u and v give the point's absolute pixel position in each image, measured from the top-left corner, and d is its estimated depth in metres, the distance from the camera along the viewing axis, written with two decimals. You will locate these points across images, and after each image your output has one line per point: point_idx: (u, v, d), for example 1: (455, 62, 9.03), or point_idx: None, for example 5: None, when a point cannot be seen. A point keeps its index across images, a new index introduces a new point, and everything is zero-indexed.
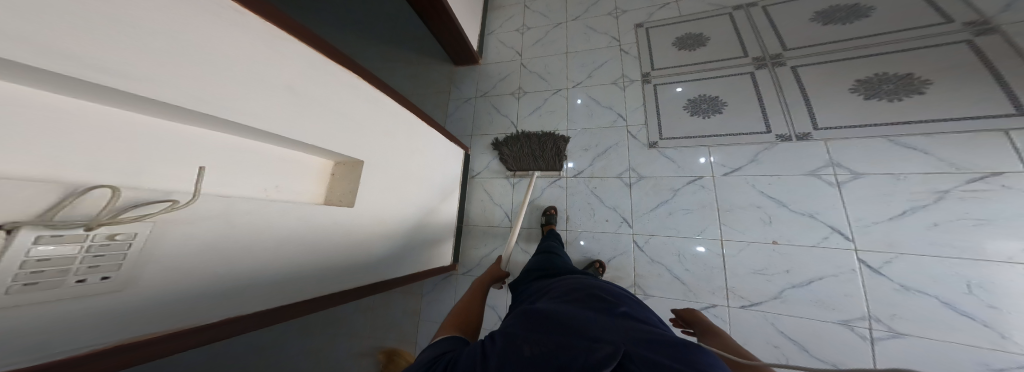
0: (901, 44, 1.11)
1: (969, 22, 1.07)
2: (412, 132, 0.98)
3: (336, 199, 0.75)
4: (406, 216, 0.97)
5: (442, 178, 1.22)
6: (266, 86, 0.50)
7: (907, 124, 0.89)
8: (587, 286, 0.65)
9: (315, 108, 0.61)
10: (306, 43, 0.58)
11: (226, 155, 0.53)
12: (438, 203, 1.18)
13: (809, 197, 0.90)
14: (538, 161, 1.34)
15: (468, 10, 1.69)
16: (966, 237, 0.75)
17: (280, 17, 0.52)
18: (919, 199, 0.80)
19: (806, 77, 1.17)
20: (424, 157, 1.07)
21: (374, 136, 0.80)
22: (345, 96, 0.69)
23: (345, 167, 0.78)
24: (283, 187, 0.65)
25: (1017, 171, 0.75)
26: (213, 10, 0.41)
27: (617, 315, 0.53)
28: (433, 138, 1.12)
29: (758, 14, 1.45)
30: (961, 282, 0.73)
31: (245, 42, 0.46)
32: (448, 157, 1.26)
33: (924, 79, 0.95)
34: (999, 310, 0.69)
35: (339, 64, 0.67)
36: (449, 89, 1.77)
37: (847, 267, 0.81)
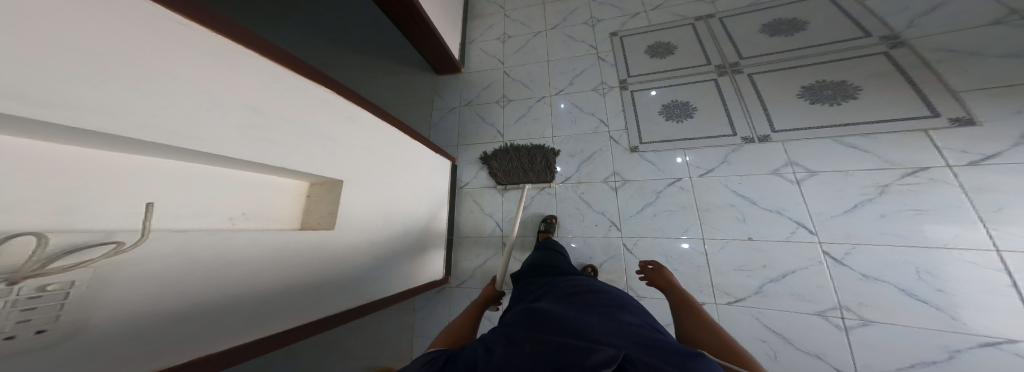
0: (835, 55, 1.26)
1: (885, 36, 1.24)
2: (395, 145, 0.93)
3: (314, 222, 0.68)
4: (394, 233, 0.92)
5: (430, 191, 1.18)
6: (226, 105, 0.44)
7: (849, 126, 1.00)
8: (587, 289, 0.65)
9: (280, 125, 0.54)
10: (269, 58, 0.52)
11: (183, 185, 0.45)
12: (427, 217, 1.14)
13: (774, 194, 0.98)
14: (529, 173, 1.33)
15: (447, 19, 1.68)
16: (908, 226, 0.81)
17: (237, 30, 0.47)
18: (867, 193, 0.87)
19: (762, 84, 1.29)
20: (409, 171, 1.02)
21: (354, 151, 0.74)
22: (318, 111, 0.63)
23: (323, 188, 0.71)
24: (252, 213, 0.57)
25: (939, 166, 0.83)
26: (151, 22, 0.35)
27: (616, 315, 0.53)
28: (417, 151, 1.07)
29: (717, 26, 1.59)
30: (912, 269, 0.78)
31: (199, 58, 0.40)
32: (434, 169, 1.22)
33: (857, 86, 1.10)
34: (948, 294, 0.74)
35: (309, 79, 0.61)
36: (431, 98, 1.73)
37: (815, 260, 0.85)
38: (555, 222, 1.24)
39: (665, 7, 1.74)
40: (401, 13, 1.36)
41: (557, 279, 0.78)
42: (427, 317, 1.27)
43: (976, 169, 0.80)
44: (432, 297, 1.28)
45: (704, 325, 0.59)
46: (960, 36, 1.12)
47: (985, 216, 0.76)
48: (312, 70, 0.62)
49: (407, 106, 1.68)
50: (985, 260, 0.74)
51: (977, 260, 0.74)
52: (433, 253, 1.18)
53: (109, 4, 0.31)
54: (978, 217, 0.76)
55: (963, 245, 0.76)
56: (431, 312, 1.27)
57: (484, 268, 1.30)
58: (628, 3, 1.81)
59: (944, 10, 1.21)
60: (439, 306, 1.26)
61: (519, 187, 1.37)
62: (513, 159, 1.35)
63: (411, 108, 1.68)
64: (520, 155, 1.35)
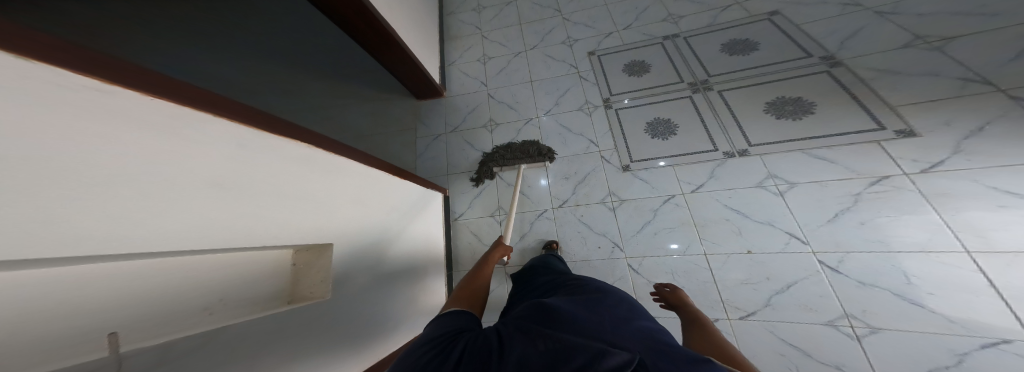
0: (787, 73, 1.42)
1: (823, 56, 1.43)
2: (382, 192, 0.88)
3: (308, 292, 0.68)
4: (380, 281, 0.87)
5: (421, 228, 1.12)
6: (138, 181, 0.33)
7: (815, 139, 1.11)
8: (596, 288, 0.64)
9: (269, 208, 0.53)
10: (210, 114, 0.40)
11: (168, 284, 0.44)
12: (416, 257, 1.07)
13: (763, 207, 1.04)
14: (521, 158, 1.38)
15: (423, 44, 1.65)
16: (886, 232, 0.88)
17: (169, 88, 0.35)
18: (843, 202, 0.95)
19: (732, 100, 1.40)
20: (396, 213, 0.95)
21: (331, 210, 0.69)
22: (285, 171, 0.56)
23: (309, 255, 0.70)
24: (231, 299, 0.54)
25: (897, 175, 0.94)
26: (81, 94, 0.26)
27: (627, 318, 0.52)
28: (404, 188, 1.01)
29: (683, 45, 1.72)
30: (900, 273, 0.84)
31: (122, 122, 0.30)
32: (422, 204, 1.15)
33: (811, 102, 1.24)
34: (935, 296, 0.80)
35: (262, 130, 0.49)
36: (413, 125, 1.67)
37: (813, 269, 0.90)
38: (557, 247, 1.22)
39: (635, 27, 1.86)
40: (373, 38, 1.31)
41: (564, 279, 0.77)
42: None
43: (928, 176, 0.91)
44: None
45: (709, 340, 0.59)
46: (882, 57, 1.31)
47: (958, 229, 0.83)
48: (258, 113, 0.50)
49: (389, 135, 1.61)
50: (953, 260, 0.81)
51: (950, 262, 0.81)
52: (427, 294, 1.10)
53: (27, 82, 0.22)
54: (942, 221, 0.85)
55: (938, 248, 0.83)
56: None
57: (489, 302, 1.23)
58: (601, 24, 1.91)
59: (865, 34, 1.42)
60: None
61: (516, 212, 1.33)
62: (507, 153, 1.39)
63: (393, 137, 1.61)
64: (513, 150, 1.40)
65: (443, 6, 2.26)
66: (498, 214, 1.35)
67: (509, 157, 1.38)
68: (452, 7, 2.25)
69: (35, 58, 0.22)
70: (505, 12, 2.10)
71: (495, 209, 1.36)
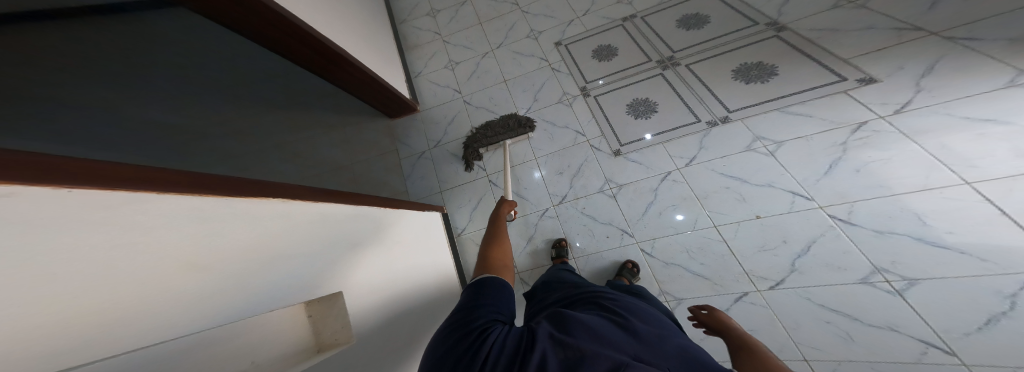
0: (742, 41, 1.48)
1: (768, 22, 1.51)
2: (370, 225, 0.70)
3: (332, 340, 0.58)
4: (400, 331, 0.70)
5: (428, 255, 0.98)
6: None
7: (789, 97, 1.14)
8: (614, 296, 0.56)
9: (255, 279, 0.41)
10: (80, 187, 0.23)
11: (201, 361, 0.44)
12: (434, 289, 0.93)
13: (759, 170, 1.03)
14: (504, 133, 1.35)
15: (375, 53, 1.47)
16: (882, 176, 0.90)
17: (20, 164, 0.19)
18: (833, 153, 0.97)
19: (700, 71, 1.42)
20: (400, 247, 0.82)
21: (326, 257, 0.55)
22: (225, 227, 0.37)
23: (320, 305, 0.60)
24: (261, 360, 0.51)
25: (874, 118, 0.98)
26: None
27: (651, 329, 0.44)
28: (399, 216, 0.87)
29: (642, 24, 1.73)
30: (914, 216, 0.84)
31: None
32: (422, 227, 1.01)
33: (772, 65, 1.30)
34: (955, 234, 0.80)
35: (179, 192, 0.32)
36: (393, 147, 1.52)
37: (826, 225, 0.90)
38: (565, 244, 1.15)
39: (593, 12, 1.84)
40: (315, 55, 1.16)
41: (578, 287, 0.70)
42: None
43: (901, 116, 0.95)
44: None
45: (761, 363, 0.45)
46: (819, 17, 1.42)
47: (950, 164, 0.86)
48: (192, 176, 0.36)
49: (369, 160, 1.33)
50: (961, 193, 0.82)
51: (952, 195, 0.83)
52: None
53: None
54: (932, 156, 0.88)
55: (939, 184, 0.85)
56: None
57: None
58: (560, 12, 1.86)
59: None
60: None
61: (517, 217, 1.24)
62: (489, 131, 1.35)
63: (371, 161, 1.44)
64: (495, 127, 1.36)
65: (389, 12, 2.05)
66: None
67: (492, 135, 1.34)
68: (401, 14, 2.06)
69: None
70: (460, 12, 1.96)
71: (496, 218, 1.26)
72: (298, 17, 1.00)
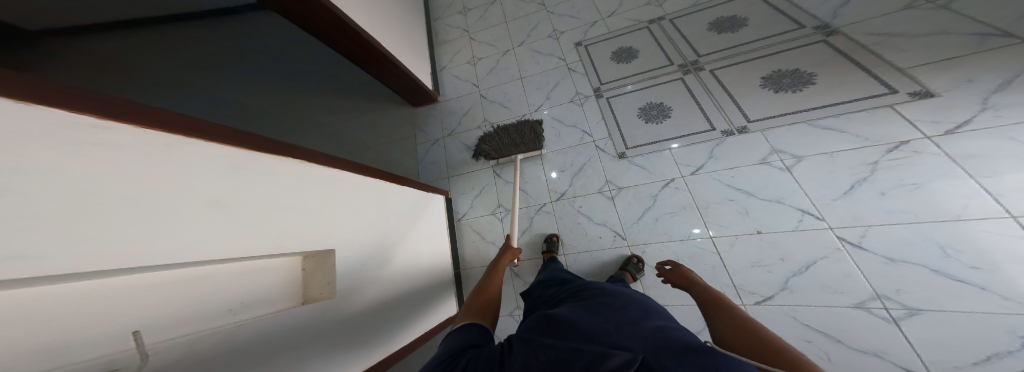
0: (781, 46, 1.35)
1: (817, 26, 1.35)
2: (375, 196, 0.81)
3: (316, 295, 0.62)
4: (390, 291, 0.80)
5: (427, 230, 1.08)
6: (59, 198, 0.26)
7: (824, 108, 1.02)
8: (596, 291, 0.57)
9: (287, 217, 0.55)
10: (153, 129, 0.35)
11: (231, 289, 0.47)
12: (425, 262, 1.03)
13: (769, 186, 0.95)
14: (520, 146, 1.30)
15: (407, 47, 1.61)
16: (914, 202, 0.78)
17: (89, 103, 0.30)
18: (858, 172, 0.86)
19: (725, 77, 1.33)
20: (399, 218, 0.92)
21: (336, 215, 0.67)
22: (255, 175, 0.49)
23: (314, 260, 0.64)
24: (249, 301, 0.50)
25: (918, 138, 0.84)
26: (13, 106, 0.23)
27: (628, 315, 0.46)
28: (405, 194, 0.97)
29: (669, 27, 1.65)
30: (936, 246, 0.73)
31: (47, 132, 0.25)
32: (426, 206, 1.12)
33: (810, 73, 1.17)
34: (984, 270, 0.69)
35: (225, 145, 0.44)
36: (413, 133, 1.65)
37: (832, 247, 0.81)
38: (557, 240, 1.17)
39: (619, 14, 1.80)
40: (358, 52, 1.30)
41: (566, 286, 0.72)
42: None
43: (953, 137, 0.81)
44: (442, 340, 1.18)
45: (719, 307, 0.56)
46: (882, 21, 1.23)
47: (995, 191, 0.73)
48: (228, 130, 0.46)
49: (389, 143, 1.48)
50: (1001, 228, 0.70)
51: (994, 229, 0.70)
52: (434, 304, 1.04)
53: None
54: (979, 186, 0.74)
55: (976, 215, 0.72)
56: None
57: None
58: (585, 13, 1.85)
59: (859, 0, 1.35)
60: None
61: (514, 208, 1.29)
62: (505, 138, 1.28)
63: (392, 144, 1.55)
64: (510, 132, 1.28)
65: (427, 11, 2.21)
66: (499, 211, 1.31)
67: (506, 142, 1.28)
68: (436, 12, 2.21)
69: None
70: (489, 11, 2.05)
71: (496, 208, 1.32)
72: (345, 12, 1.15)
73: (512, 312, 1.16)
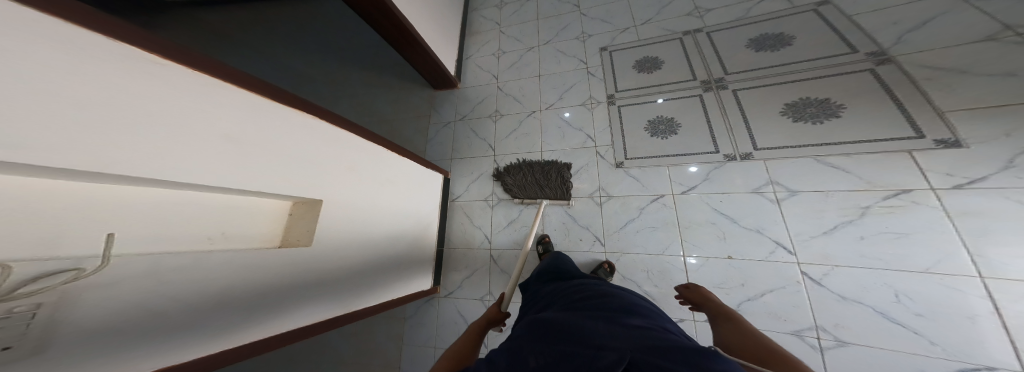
0: (818, 72, 1.23)
1: (870, 52, 1.20)
2: (382, 165, 1.00)
3: (295, 239, 0.73)
4: (383, 252, 1.00)
5: (418, 204, 1.25)
6: (203, 138, 0.47)
7: (836, 145, 0.98)
8: (593, 298, 0.66)
9: (334, 176, 0.79)
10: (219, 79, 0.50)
11: (231, 214, 0.63)
12: (412, 231, 1.20)
13: (755, 214, 0.97)
14: (542, 189, 1.34)
15: (442, 37, 1.76)
16: (889, 249, 0.80)
17: (179, 52, 0.44)
18: (846, 214, 0.87)
19: (746, 99, 1.26)
20: (396, 188, 1.09)
21: (359, 181, 0.89)
22: (303, 140, 0.70)
23: (305, 206, 0.77)
24: (232, 233, 0.63)
25: (922, 189, 0.83)
26: (154, 78, 0.41)
27: (619, 322, 0.54)
28: (405, 165, 1.15)
29: (704, 40, 1.54)
30: (890, 292, 0.77)
31: (180, 93, 0.44)
32: (422, 184, 1.30)
33: (840, 104, 1.09)
34: (925, 317, 0.74)
35: (266, 98, 0.60)
36: (428, 112, 1.76)
37: (793, 279, 0.85)
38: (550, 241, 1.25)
39: (654, 21, 1.71)
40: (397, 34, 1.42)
41: (564, 286, 0.82)
42: (415, 325, 1.37)
43: (959, 192, 0.79)
44: (422, 305, 1.38)
45: (734, 328, 0.62)
46: (949, 54, 1.08)
47: (972, 248, 0.74)
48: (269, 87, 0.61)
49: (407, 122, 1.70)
50: (967, 287, 0.72)
51: (954, 285, 0.73)
52: (415, 268, 1.22)
53: (116, 65, 0.37)
54: (961, 243, 0.76)
55: (942, 270, 0.75)
56: (420, 320, 1.37)
57: (471, 278, 1.37)
58: (618, 18, 1.80)
59: (933, 25, 1.17)
60: (434, 314, 1.36)
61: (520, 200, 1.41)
62: (529, 177, 1.37)
63: (410, 123, 1.68)
64: (535, 173, 1.37)
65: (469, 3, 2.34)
66: (491, 199, 1.46)
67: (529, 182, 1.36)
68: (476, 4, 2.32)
69: (38, 8, 0.31)
70: (525, 8, 2.11)
71: (489, 195, 1.47)
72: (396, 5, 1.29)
73: (483, 297, 1.32)
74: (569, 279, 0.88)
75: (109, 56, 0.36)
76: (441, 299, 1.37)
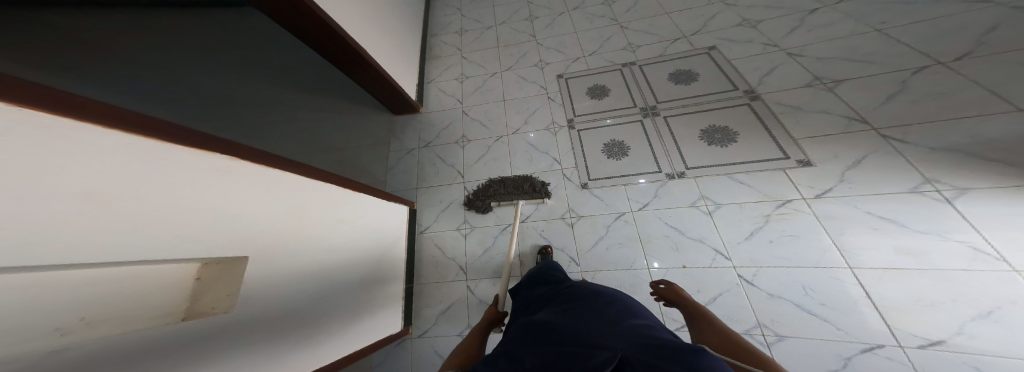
0: (719, 104, 1.58)
1: (747, 90, 1.60)
2: (331, 203, 0.87)
3: (208, 308, 0.57)
4: (329, 307, 0.83)
5: (379, 241, 1.13)
6: (62, 205, 0.32)
7: (739, 165, 1.28)
8: (584, 295, 0.69)
9: (270, 225, 0.65)
10: (86, 122, 0.33)
11: (97, 294, 0.47)
12: (373, 271, 1.06)
13: (697, 225, 1.17)
14: (517, 194, 1.41)
15: (396, 57, 1.65)
16: (791, 249, 1.04)
17: (41, 94, 0.29)
18: (757, 222, 1.12)
19: (675, 125, 1.52)
20: (346, 228, 0.93)
21: (300, 224, 0.74)
22: (225, 185, 0.54)
23: (215, 267, 0.61)
24: (96, 318, 0.46)
25: (797, 198, 1.13)
26: (21, 138, 0.27)
27: (610, 318, 0.57)
28: (363, 201, 1.03)
29: (638, 73, 1.81)
30: (799, 287, 0.98)
31: (45, 153, 0.29)
32: (381, 219, 1.16)
33: (735, 132, 1.41)
34: (827, 307, 0.93)
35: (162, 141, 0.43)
36: (388, 139, 1.71)
37: (734, 282, 1.03)
38: (550, 252, 1.26)
39: (599, 53, 1.94)
40: (346, 59, 1.32)
41: (557, 287, 0.84)
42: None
43: (821, 200, 1.10)
44: (390, 351, 1.21)
45: (712, 327, 0.69)
46: (793, 94, 1.51)
47: (843, 248, 1.00)
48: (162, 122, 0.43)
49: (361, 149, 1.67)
50: (843, 275, 0.96)
51: (841, 277, 0.96)
52: (379, 312, 1.07)
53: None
54: (831, 240, 1.02)
55: (829, 264, 0.99)
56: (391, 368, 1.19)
57: (445, 315, 1.25)
58: (569, 49, 1.98)
59: (780, 72, 1.63)
60: (404, 363, 1.18)
61: (490, 225, 1.39)
62: (498, 191, 1.43)
63: (366, 151, 1.64)
64: (504, 186, 1.43)
65: (427, 28, 2.33)
66: (463, 228, 1.40)
67: (503, 193, 1.42)
68: (434, 28, 2.32)
69: None
70: (485, 35, 2.16)
71: (461, 224, 1.41)
72: (329, 15, 1.12)
73: (461, 331, 1.20)
74: (557, 282, 0.90)
75: (21, 129, 0.27)
76: (413, 341, 1.22)
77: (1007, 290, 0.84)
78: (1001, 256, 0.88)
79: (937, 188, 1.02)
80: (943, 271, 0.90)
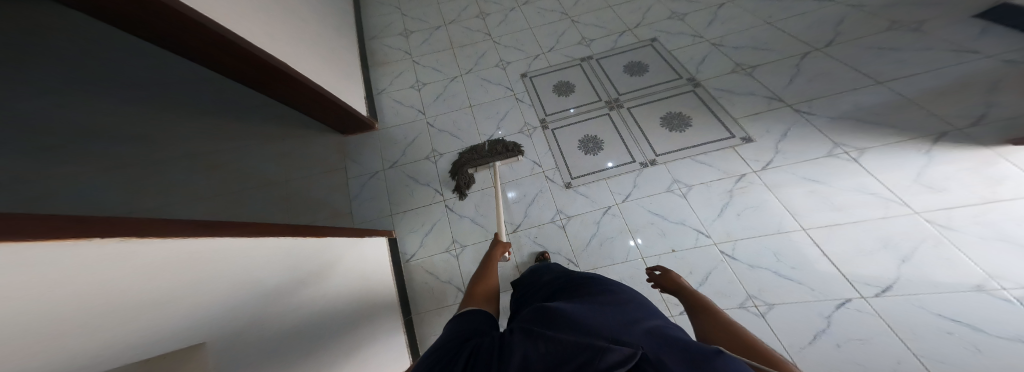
0: (670, 91, 1.73)
1: (689, 78, 1.78)
2: (301, 262, 0.71)
3: None
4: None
5: (365, 282, 0.99)
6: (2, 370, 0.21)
7: (698, 146, 1.43)
8: (589, 290, 0.54)
9: (235, 304, 0.50)
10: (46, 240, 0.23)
11: None
12: (364, 320, 0.92)
13: (676, 209, 1.28)
14: (493, 156, 1.45)
15: (333, 70, 1.43)
16: (753, 218, 1.22)
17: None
18: (723, 198, 1.28)
19: (638, 115, 1.62)
20: (324, 284, 0.77)
21: (271, 298, 0.59)
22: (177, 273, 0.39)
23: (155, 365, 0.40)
24: None
25: (748, 172, 1.32)
26: None
27: (622, 314, 0.41)
28: (334, 245, 0.87)
29: (596, 66, 1.88)
30: (770, 254, 1.14)
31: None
32: (361, 258, 1.01)
33: (688, 119, 1.56)
34: (797, 270, 1.10)
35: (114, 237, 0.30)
36: (342, 165, 1.50)
37: (718, 259, 1.16)
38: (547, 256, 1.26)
39: (557, 49, 1.95)
40: (262, 73, 1.09)
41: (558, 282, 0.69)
42: None
43: (769, 171, 1.30)
44: None
45: (717, 321, 0.59)
46: (726, 78, 1.72)
47: (796, 212, 1.20)
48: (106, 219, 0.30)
49: (312, 178, 1.44)
50: (799, 236, 1.16)
51: (799, 240, 1.15)
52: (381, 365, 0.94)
53: None
54: (783, 206, 1.22)
55: (789, 229, 1.17)
56: None
57: None
58: (527, 46, 1.95)
59: (711, 58, 1.85)
60: None
61: (480, 239, 1.31)
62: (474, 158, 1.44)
63: (318, 181, 1.45)
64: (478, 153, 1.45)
65: (362, 31, 2.07)
66: (452, 248, 1.31)
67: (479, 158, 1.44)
68: (372, 31, 2.09)
69: None
70: (434, 36, 2.00)
71: (450, 245, 1.31)
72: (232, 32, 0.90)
73: None
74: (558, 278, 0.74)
75: None
76: None
77: (917, 231, 1.09)
78: (903, 201, 1.14)
79: (845, 151, 1.29)
80: (865, 220, 1.14)
